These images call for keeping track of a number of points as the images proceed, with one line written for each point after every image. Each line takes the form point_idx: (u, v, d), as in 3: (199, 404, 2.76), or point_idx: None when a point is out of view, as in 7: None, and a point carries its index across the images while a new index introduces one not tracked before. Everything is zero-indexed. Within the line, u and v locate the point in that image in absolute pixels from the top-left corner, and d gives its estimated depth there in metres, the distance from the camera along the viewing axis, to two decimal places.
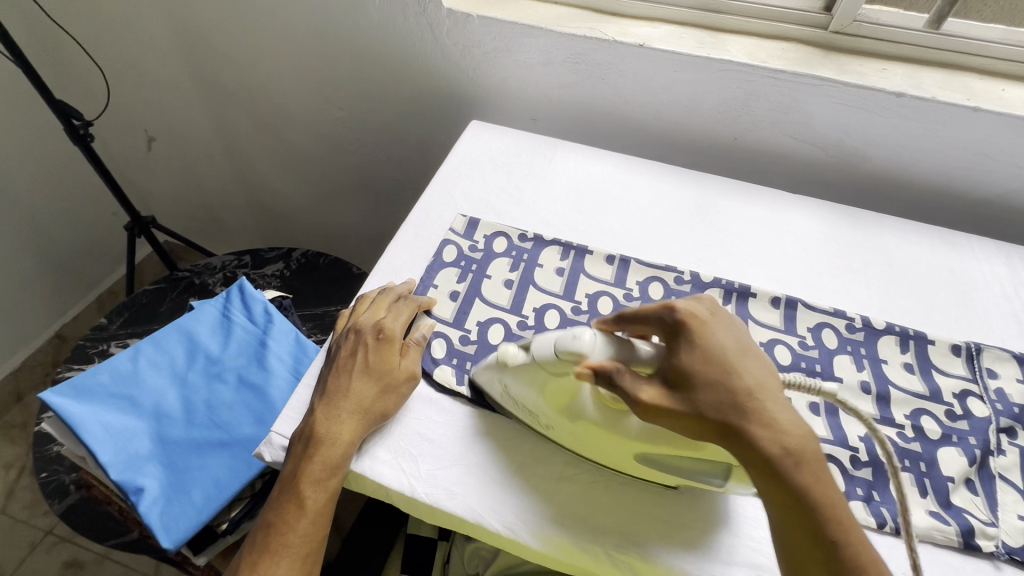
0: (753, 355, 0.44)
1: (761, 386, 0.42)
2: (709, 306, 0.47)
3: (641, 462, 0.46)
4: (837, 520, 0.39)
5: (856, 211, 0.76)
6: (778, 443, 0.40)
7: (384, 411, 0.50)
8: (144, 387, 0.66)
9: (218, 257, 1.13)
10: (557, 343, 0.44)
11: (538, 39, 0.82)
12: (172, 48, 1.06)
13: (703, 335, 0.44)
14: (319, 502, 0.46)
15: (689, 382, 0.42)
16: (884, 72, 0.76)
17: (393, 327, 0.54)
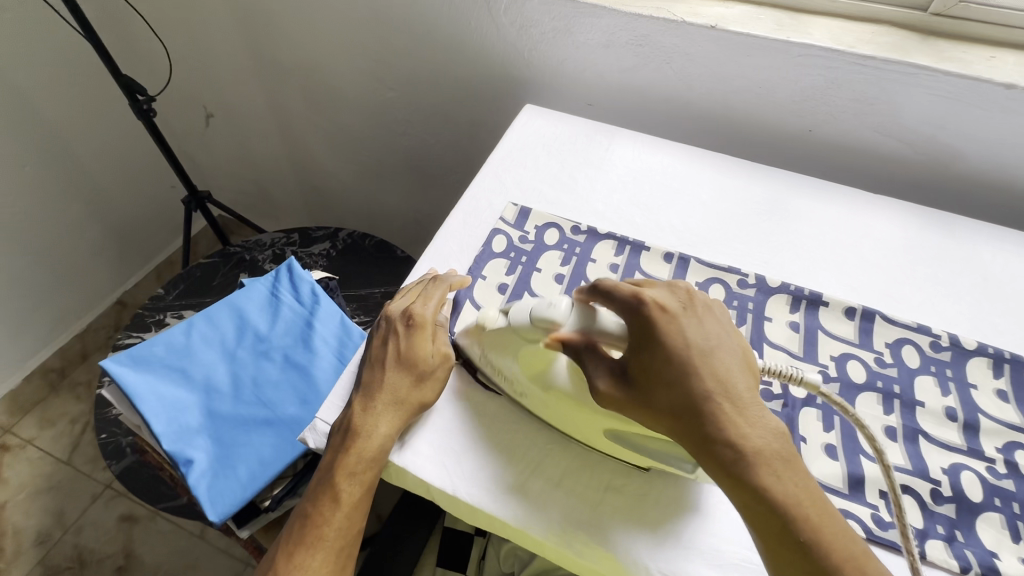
0: (722, 350, 0.41)
1: (723, 384, 0.40)
2: (682, 297, 0.43)
3: (610, 437, 0.46)
4: (804, 519, 0.36)
5: (946, 215, 0.69)
6: (735, 446, 0.38)
7: (420, 400, 0.48)
8: (196, 361, 0.68)
9: (268, 234, 1.15)
10: (532, 312, 0.45)
11: (600, 19, 0.77)
12: (231, 24, 1.07)
13: (667, 330, 0.41)
14: (355, 494, 0.46)
15: (647, 380, 0.40)
16: (992, 60, 0.67)
17: (423, 312, 0.51)
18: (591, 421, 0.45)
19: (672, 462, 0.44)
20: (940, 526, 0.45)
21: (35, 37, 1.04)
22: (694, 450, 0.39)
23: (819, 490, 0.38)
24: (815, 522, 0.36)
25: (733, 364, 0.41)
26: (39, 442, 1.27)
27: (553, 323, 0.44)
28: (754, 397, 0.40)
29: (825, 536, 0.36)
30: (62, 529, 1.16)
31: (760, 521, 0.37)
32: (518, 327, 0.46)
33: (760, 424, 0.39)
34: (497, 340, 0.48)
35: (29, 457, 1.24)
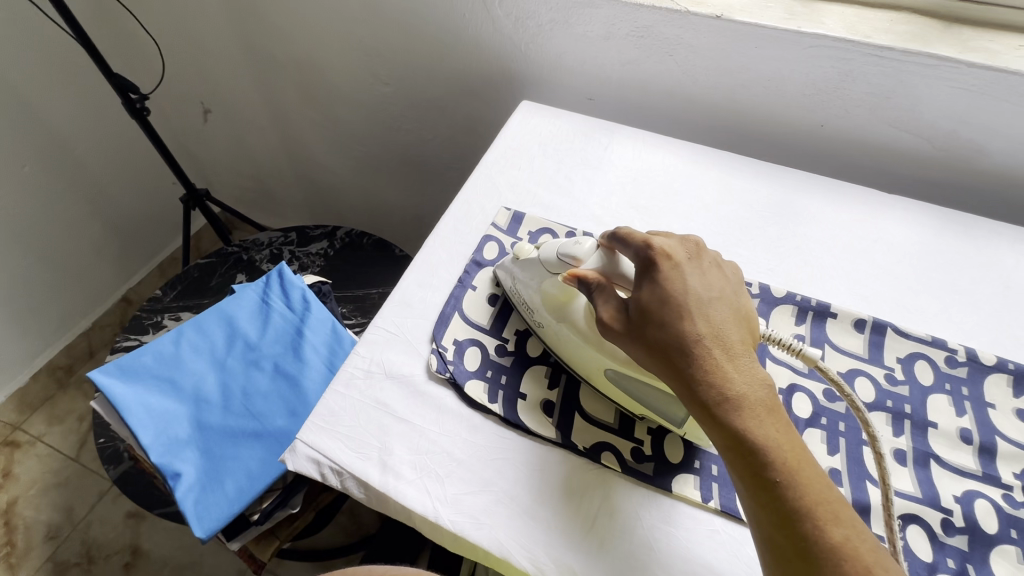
0: (719, 302, 0.44)
1: (715, 331, 0.42)
2: (690, 250, 0.47)
3: (612, 380, 0.49)
4: (781, 459, 0.38)
5: (967, 218, 0.65)
6: (721, 386, 0.40)
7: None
8: (185, 370, 0.67)
9: (266, 233, 1.14)
10: (560, 249, 0.50)
11: (599, 10, 0.73)
12: (222, 19, 1.04)
13: (671, 273, 0.44)
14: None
15: (645, 318, 0.43)
16: (1020, 50, 0.63)
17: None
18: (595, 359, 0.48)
19: (665, 412, 0.47)
20: (951, 560, 0.43)
21: (29, 36, 1.02)
22: (682, 391, 0.41)
23: (798, 440, 0.39)
24: (793, 466, 0.38)
25: (729, 317, 0.44)
26: (48, 438, 1.28)
27: (576, 258, 0.49)
28: (744, 348, 0.42)
29: (802, 480, 0.37)
30: (71, 525, 1.18)
31: (739, 462, 0.39)
32: (545, 262, 0.51)
33: (746, 370, 0.41)
34: (527, 273, 0.53)
35: (38, 453, 1.26)
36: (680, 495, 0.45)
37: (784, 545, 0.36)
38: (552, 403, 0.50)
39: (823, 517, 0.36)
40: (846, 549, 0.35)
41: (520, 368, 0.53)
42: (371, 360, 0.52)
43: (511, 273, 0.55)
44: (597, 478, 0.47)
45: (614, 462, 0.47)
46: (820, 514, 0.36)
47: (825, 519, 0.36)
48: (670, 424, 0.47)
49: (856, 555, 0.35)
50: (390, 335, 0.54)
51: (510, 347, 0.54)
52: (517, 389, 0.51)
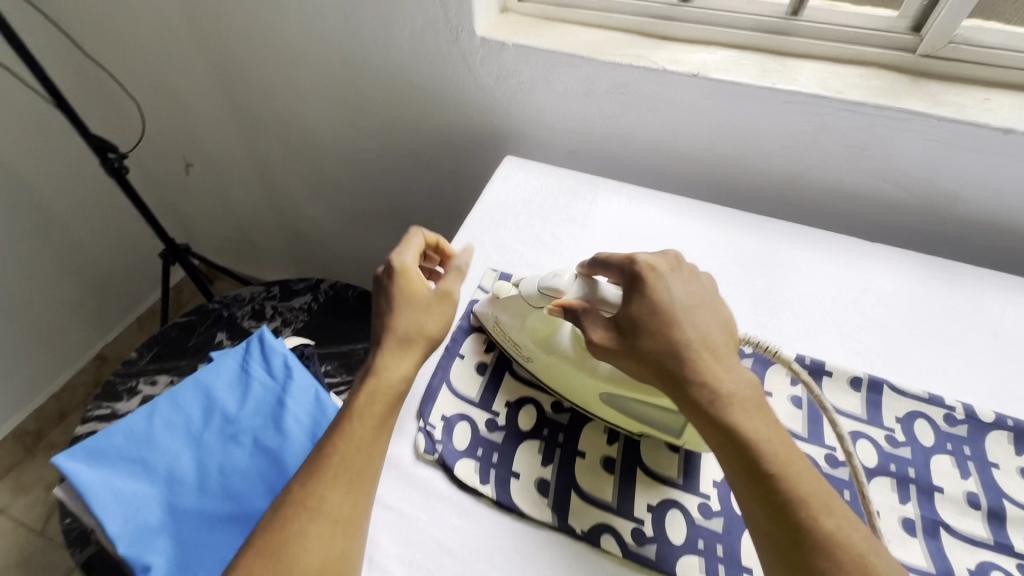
0: (705, 307, 0.45)
1: (704, 334, 0.43)
2: (671, 260, 0.48)
3: (606, 403, 0.49)
4: (771, 454, 0.39)
5: (950, 266, 0.66)
6: (713, 389, 0.41)
7: (406, 328, 0.49)
8: (158, 449, 0.63)
9: (247, 288, 1.11)
10: (540, 283, 0.52)
11: (578, 69, 0.75)
12: (204, 76, 1.05)
13: (653, 283, 0.45)
14: (346, 504, 0.41)
15: (636, 331, 0.44)
16: (986, 103, 0.65)
17: (406, 259, 0.53)
18: (588, 384, 0.49)
19: (662, 427, 0.48)
20: None
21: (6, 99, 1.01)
22: (674, 396, 0.42)
23: (787, 435, 0.41)
24: (786, 460, 0.39)
25: (715, 321, 0.45)
26: (13, 511, 1.21)
27: (557, 290, 0.50)
28: (730, 351, 0.44)
29: (794, 473, 0.38)
30: None
31: (734, 459, 0.39)
32: (527, 296, 0.52)
33: (732, 372, 0.42)
34: (512, 310, 0.54)
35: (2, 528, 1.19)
36: None
37: (781, 538, 0.37)
38: (548, 482, 0.48)
39: (815, 508, 0.37)
40: (837, 537, 0.36)
41: (513, 444, 0.50)
42: None
43: (490, 315, 0.56)
44: (597, 566, 0.44)
45: (614, 546, 0.44)
46: (813, 505, 0.37)
47: (817, 509, 0.37)
48: (667, 438, 0.49)
49: (845, 542, 0.36)
50: None
51: (501, 421, 0.52)
52: (510, 468, 0.48)
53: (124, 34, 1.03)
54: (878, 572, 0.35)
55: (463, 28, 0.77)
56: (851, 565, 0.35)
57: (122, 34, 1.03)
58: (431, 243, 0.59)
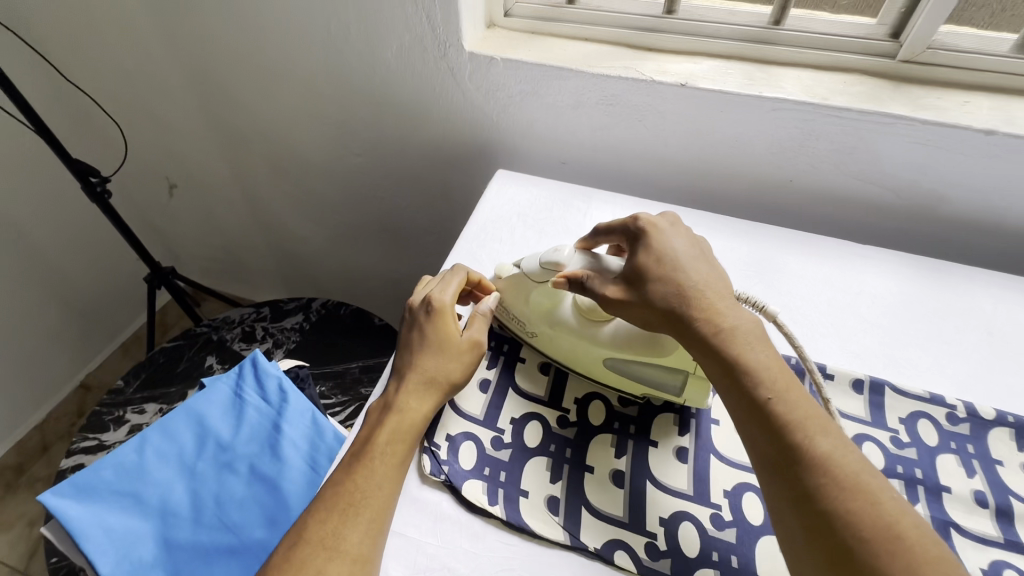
0: (707, 261, 0.50)
1: (705, 280, 0.48)
2: (669, 220, 0.54)
3: (609, 368, 0.53)
4: (769, 381, 0.41)
5: (941, 266, 0.67)
6: (713, 323, 0.45)
7: (431, 374, 0.49)
8: (150, 482, 0.61)
9: (237, 310, 1.09)
10: (541, 259, 0.54)
11: (567, 81, 0.75)
12: (188, 97, 1.03)
13: (654, 237, 0.51)
14: (365, 543, 0.40)
15: (641, 279, 0.49)
16: (967, 105, 0.66)
17: (444, 297, 0.53)
18: (592, 350, 0.53)
19: (662, 385, 0.52)
20: None
21: None
22: (677, 334, 0.47)
23: (789, 368, 0.43)
24: (783, 386, 0.41)
25: (716, 272, 0.50)
26: None
27: (559, 264, 0.53)
28: (733, 298, 0.48)
29: (791, 397, 0.40)
30: None
31: (734, 386, 0.42)
32: (529, 274, 0.55)
33: (735, 312, 0.46)
34: (514, 287, 0.57)
35: None
36: None
37: (774, 455, 0.39)
38: (558, 499, 0.47)
39: (811, 429, 0.39)
40: (831, 457, 0.37)
41: (520, 461, 0.49)
42: None
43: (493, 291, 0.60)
44: None
45: (629, 563, 0.44)
46: (809, 426, 0.39)
47: (812, 430, 0.39)
48: (669, 397, 0.52)
49: (840, 461, 0.37)
50: None
51: (507, 439, 0.51)
52: (519, 486, 0.47)
53: (104, 57, 1.02)
54: (873, 491, 0.36)
55: (451, 43, 0.77)
56: (843, 481, 0.36)
57: (103, 57, 1.02)
58: (471, 280, 0.59)
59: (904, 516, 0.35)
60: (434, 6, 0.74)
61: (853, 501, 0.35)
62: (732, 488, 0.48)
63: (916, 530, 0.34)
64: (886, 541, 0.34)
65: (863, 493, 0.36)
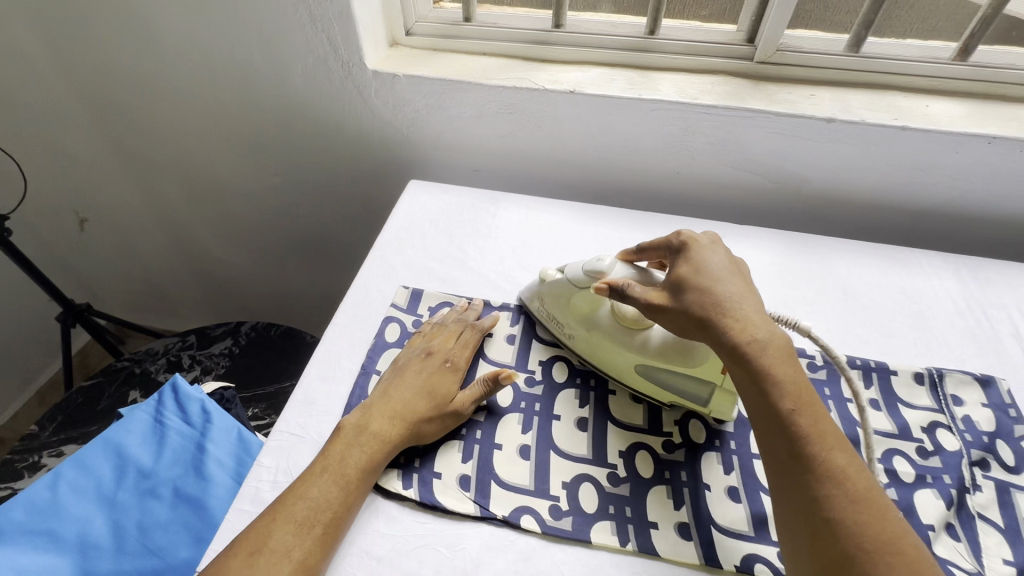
0: (742, 277, 0.53)
1: (741, 293, 0.51)
2: (711, 237, 0.57)
3: (641, 374, 0.56)
4: (798, 394, 0.44)
5: (804, 238, 0.76)
6: (747, 334, 0.47)
7: (419, 431, 0.51)
8: (66, 517, 0.59)
9: (161, 341, 1.07)
10: (585, 266, 0.58)
11: (468, 93, 0.80)
12: (92, 128, 1.01)
13: (697, 252, 0.55)
14: (318, 556, 0.43)
15: (685, 287, 0.51)
16: (813, 98, 0.76)
17: (458, 358, 0.57)
18: (627, 356, 0.56)
19: (690, 395, 0.54)
20: None
21: None
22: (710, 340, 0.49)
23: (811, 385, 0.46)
24: (808, 403, 0.44)
25: (751, 290, 0.52)
26: None
27: (602, 272, 0.56)
28: (765, 314, 0.50)
29: (813, 414, 0.44)
30: None
31: (760, 396, 0.45)
32: (573, 279, 0.59)
33: (767, 327, 0.48)
34: (556, 291, 0.60)
35: None
36: (600, 544, 0.47)
37: (792, 464, 0.42)
38: (468, 476, 0.50)
39: (829, 443, 0.42)
40: (845, 471, 0.41)
41: (434, 447, 0.53)
42: (277, 470, 0.51)
43: (538, 296, 0.63)
44: (519, 546, 0.47)
45: (534, 524, 0.47)
46: (828, 443, 0.42)
47: (830, 446, 0.42)
48: (694, 406, 0.55)
49: (852, 477, 0.41)
50: (295, 438, 0.53)
51: None
52: (432, 469, 0.51)
53: None
54: (875, 504, 0.40)
55: (354, 63, 0.81)
56: (855, 495, 0.40)
57: None
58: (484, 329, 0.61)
59: (906, 533, 0.39)
60: (333, 27, 0.77)
61: (862, 516, 0.39)
62: (626, 448, 0.53)
63: (915, 549, 0.38)
64: (889, 554, 0.37)
65: (871, 509, 0.39)
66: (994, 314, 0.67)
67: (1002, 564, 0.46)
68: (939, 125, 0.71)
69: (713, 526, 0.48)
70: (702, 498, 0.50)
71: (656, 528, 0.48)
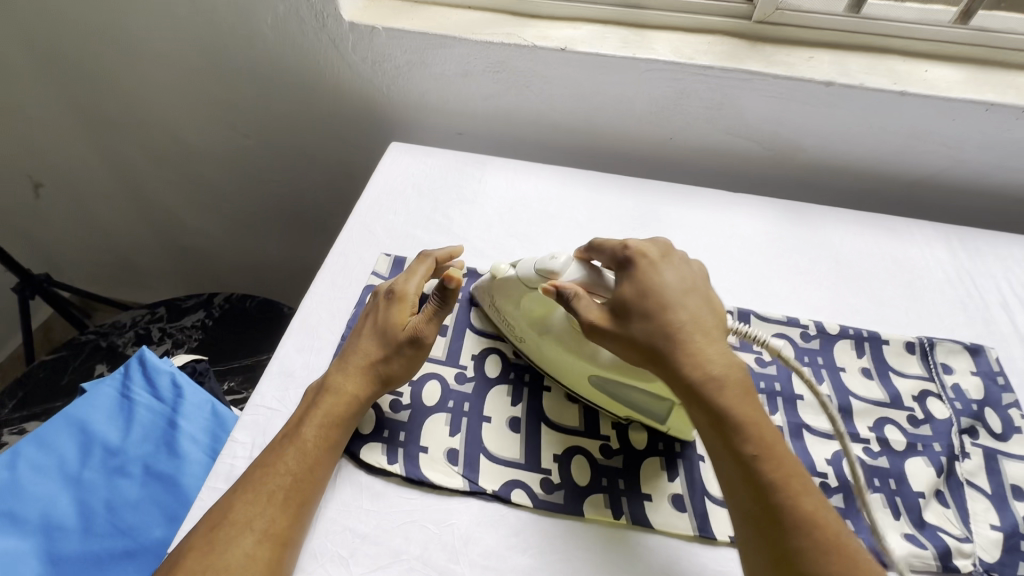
0: (696, 292, 0.47)
1: (692, 315, 0.45)
2: (662, 247, 0.50)
3: (595, 385, 0.50)
4: (758, 434, 0.40)
5: (799, 207, 0.74)
6: (700, 368, 0.42)
7: (386, 373, 0.49)
8: (27, 497, 0.56)
9: (128, 313, 1.01)
10: (535, 265, 0.51)
11: (452, 49, 0.75)
12: (39, 83, 0.93)
13: (646, 269, 0.48)
14: (285, 524, 0.41)
15: (629, 311, 0.46)
16: (811, 61, 0.73)
17: (405, 286, 0.53)
18: (578, 366, 0.50)
19: (648, 410, 0.49)
20: None
21: None
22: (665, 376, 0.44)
23: (770, 420, 0.42)
24: (770, 446, 0.40)
25: (705, 305, 0.47)
26: None
27: (552, 272, 0.49)
28: (721, 336, 0.45)
29: (777, 457, 0.40)
30: None
31: (720, 439, 0.41)
32: (522, 277, 0.51)
33: (721, 356, 0.44)
34: (506, 288, 0.54)
35: None
36: (593, 518, 0.46)
37: (757, 514, 0.38)
38: (456, 450, 0.48)
39: (795, 488, 0.38)
40: (817, 519, 0.37)
41: (419, 421, 0.50)
42: (253, 445, 0.48)
43: (489, 294, 0.56)
44: (510, 521, 0.45)
45: (525, 499, 0.46)
46: (795, 489, 0.38)
47: (796, 491, 0.38)
48: (654, 421, 0.50)
49: (823, 525, 0.37)
50: (272, 412, 0.50)
51: (406, 401, 0.51)
52: (418, 444, 0.48)
53: None
54: (850, 553, 0.36)
55: (329, 14, 0.75)
56: (827, 547, 0.36)
57: None
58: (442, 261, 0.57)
59: None
60: None
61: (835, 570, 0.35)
62: (619, 420, 0.52)
63: None
64: None
65: (842, 560, 0.36)
66: (983, 284, 0.67)
67: (989, 529, 0.47)
68: (938, 90, 0.70)
69: (708, 497, 0.47)
70: (695, 469, 0.49)
71: (649, 501, 0.47)
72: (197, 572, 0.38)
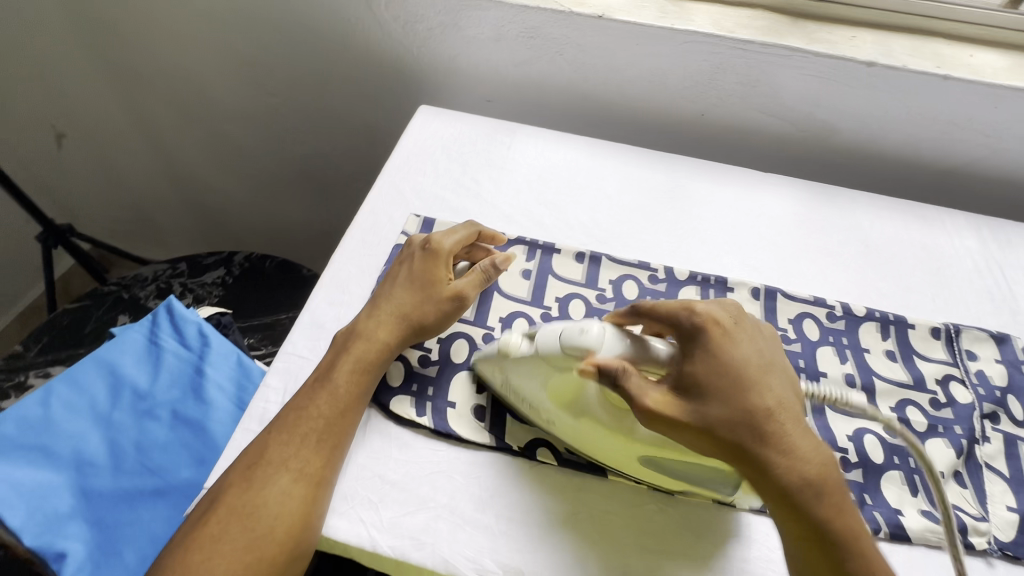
0: (774, 367, 0.43)
1: (778, 397, 0.41)
2: (732, 312, 0.45)
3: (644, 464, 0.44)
4: (857, 547, 0.38)
5: (830, 189, 0.74)
6: (797, 468, 0.39)
7: (419, 323, 0.50)
8: (60, 433, 0.58)
9: (149, 266, 1.02)
10: (562, 337, 0.42)
11: (487, 11, 0.74)
12: (67, 28, 0.92)
13: (720, 344, 0.42)
14: (319, 466, 0.42)
15: (705, 397, 0.40)
16: (854, 40, 0.72)
17: (441, 241, 0.54)
18: (627, 448, 0.43)
19: (712, 484, 0.44)
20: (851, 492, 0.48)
21: None
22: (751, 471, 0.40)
23: (862, 523, 0.40)
24: (869, 559, 0.38)
25: (784, 379, 0.43)
26: None
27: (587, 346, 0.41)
28: (807, 419, 0.42)
29: (876, 566, 0.38)
30: None
31: (812, 546, 0.39)
32: (548, 354, 0.43)
33: (812, 447, 0.40)
34: (524, 369, 0.45)
35: None
36: (616, 478, 0.46)
37: None
38: (484, 407, 0.49)
39: None
40: None
41: (447, 378, 0.51)
42: (285, 391, 0.49)
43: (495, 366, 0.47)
44: (536, 477, 0.46)
45: (551, 457, 0.47)
46: None
47: None
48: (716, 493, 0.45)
49: None
50: (304, 361, 0.51)
51: (434, 357, 0.52)
52: (446, 398, 0.49)
53: None
54: None
55: None
56: None
57: None
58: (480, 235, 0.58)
59: None
60: None
61: None
62: None
63: None
64: None
65: None
66: (1012, 275, 0.66)
67: (1006, 511, 0.48)
68: (982, 75, 0.68)
69: None
70: None
71: None
72: (239, 506, 0.40)
